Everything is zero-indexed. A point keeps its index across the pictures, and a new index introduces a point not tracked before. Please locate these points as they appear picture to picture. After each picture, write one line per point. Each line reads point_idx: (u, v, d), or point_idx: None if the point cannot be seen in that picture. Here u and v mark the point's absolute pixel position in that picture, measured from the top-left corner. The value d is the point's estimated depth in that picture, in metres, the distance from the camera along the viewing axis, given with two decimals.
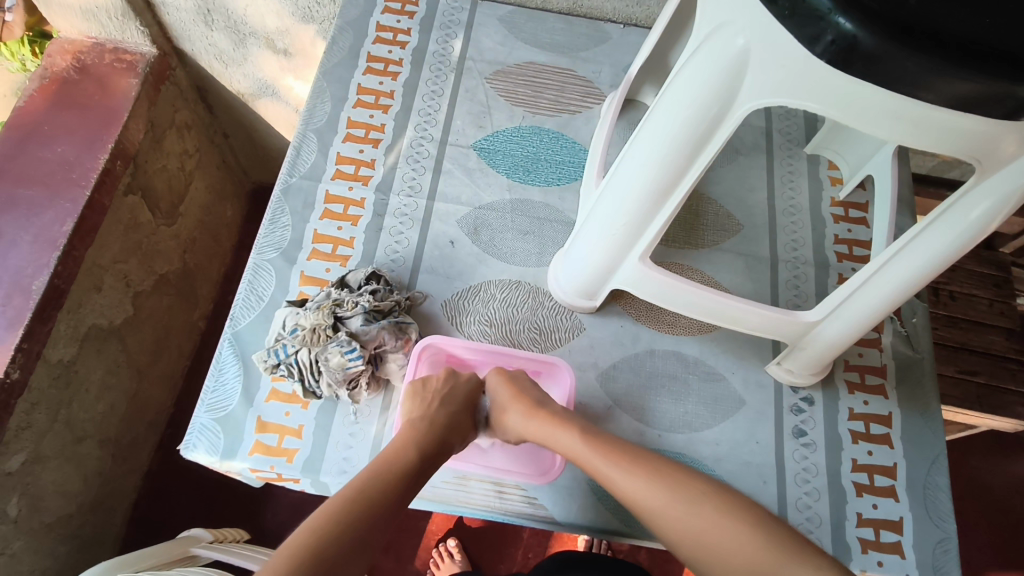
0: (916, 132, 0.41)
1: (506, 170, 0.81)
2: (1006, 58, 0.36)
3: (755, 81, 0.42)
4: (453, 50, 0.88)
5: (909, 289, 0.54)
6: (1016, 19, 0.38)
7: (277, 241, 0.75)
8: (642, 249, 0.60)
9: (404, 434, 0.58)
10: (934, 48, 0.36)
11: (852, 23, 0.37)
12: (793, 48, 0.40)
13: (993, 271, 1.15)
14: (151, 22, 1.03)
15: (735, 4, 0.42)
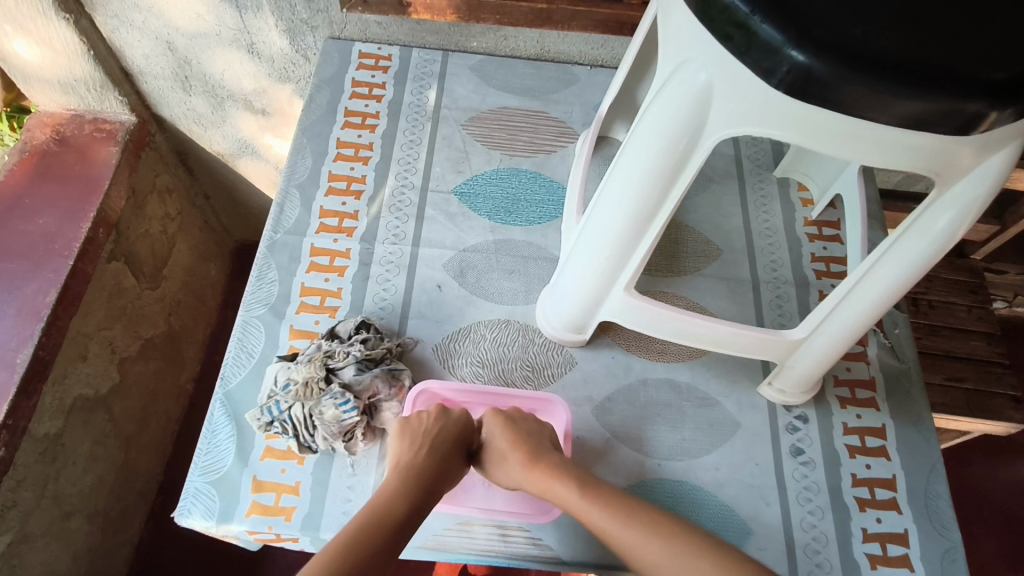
0: (876, 151, 0.43)
1: (487, 213, 0.83)
2: (951, 75, 0.38)
3: (721, 111, 0.44)
4: (427, 100, 0.91)
5: (889, 299, 0.55)
6: (970, 40, 0.39)
7: (265, 297, 0.75)
8: (627, 280, 0.61)
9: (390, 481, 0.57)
10: (883, 73, 0.38)
11: (803, 55, 0.39)
12: (751, 81, 0.42)
13: (967, 278, 1.18)
14: (130, 91, 1.07)
15: (694, 42, 0.44)
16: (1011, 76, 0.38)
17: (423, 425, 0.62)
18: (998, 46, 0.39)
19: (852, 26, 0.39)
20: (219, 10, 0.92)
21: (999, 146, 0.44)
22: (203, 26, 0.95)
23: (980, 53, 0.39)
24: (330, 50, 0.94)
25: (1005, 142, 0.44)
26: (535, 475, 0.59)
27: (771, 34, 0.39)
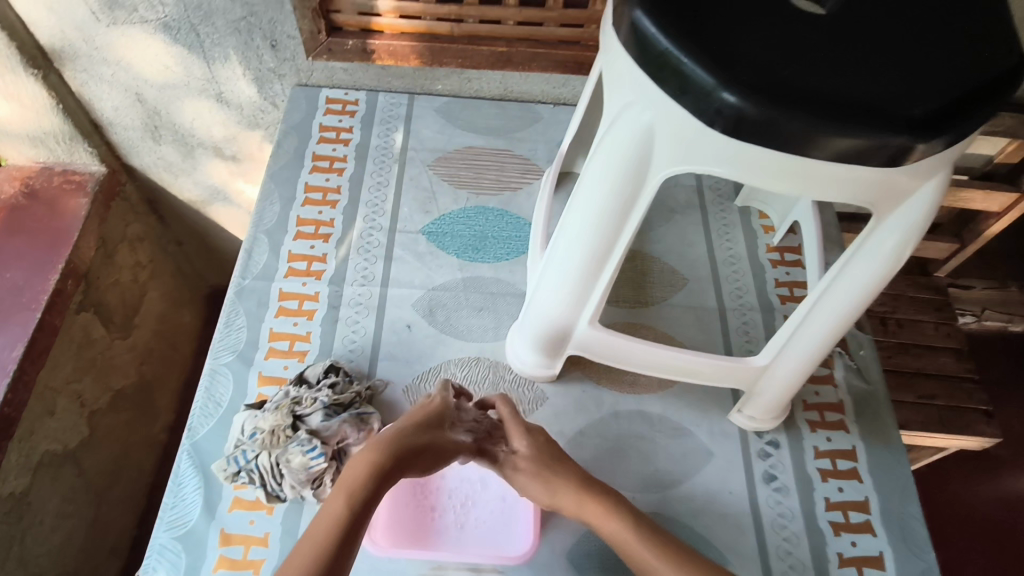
0: (814, 184, 0.45)
1: (456, 251, 0.83)
2: (874, 112, 0.39)
3: (664, 151, 0.46)
4: (394, 143, 0.92)
5: (844, 322, 0.57)
6: (888, 80, 0.41)
7: (233, 344, 0.75)
8: (592, 313, 0.62)
9: (343, 494, 0.48)
10: (812, 112, 0.39)
11: (734, 96, 0.40)
12: (691, 121, 0.43)
13: (933, 296, 1.21)
14: (100, 142, 1.08)
15: (636, 86, 0.45)
16: (930, 111, 0.40)
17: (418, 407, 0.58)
18: (914, 85, 0.41)
19: (779, 68, 0.40)
20: (186, 62, 0.93)
21: (928, 177, 0.46)
22: (171, 78, 0.97)
23: (898, 92, 0.40)
24: (297, 97, 0.95)
25: (934, 172, 0.46)
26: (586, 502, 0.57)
27: (703, 77, 0.41)
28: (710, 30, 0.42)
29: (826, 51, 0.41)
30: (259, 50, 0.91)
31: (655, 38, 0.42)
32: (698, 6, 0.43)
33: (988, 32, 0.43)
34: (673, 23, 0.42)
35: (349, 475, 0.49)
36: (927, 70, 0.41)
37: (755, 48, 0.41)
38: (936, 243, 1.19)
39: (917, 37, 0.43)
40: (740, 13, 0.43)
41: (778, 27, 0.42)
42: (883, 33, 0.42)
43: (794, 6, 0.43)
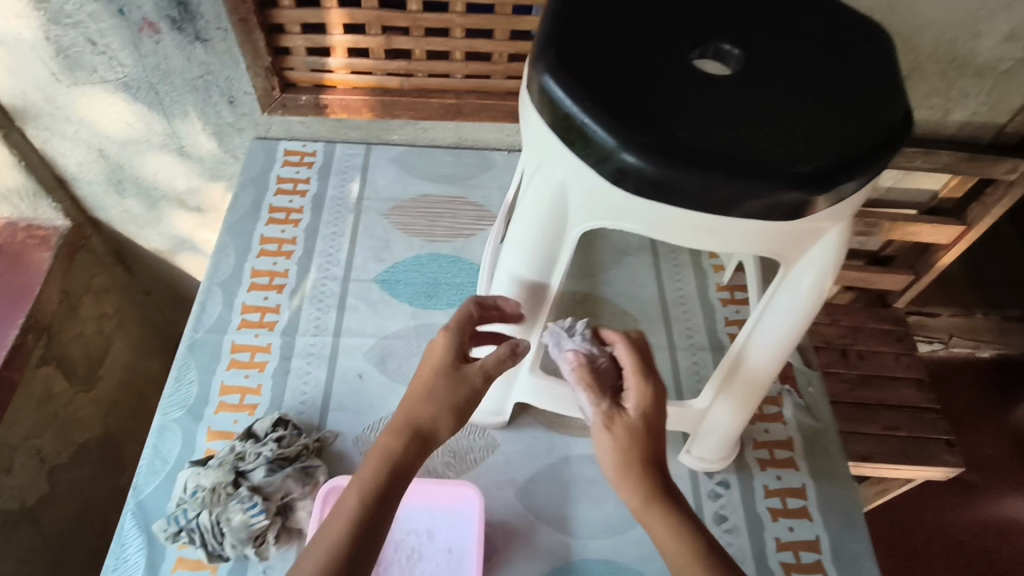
0: (723, 238, 0.46)
1: (408, 298, 0.84)
2: (768, 168, 0.41)
3: (577, 206, 0.48)
4: (350, 193, 0.94)
5: (773, 361, 0.58)
6: (780, 137, 0.42)
7: (183, 399, 0.75)
8: (530, 363, 0.66)
9: (354, 492, 0.46)
10: (707, 170, 0.40)
11: (635, 157, 0.41)
12: (598, 179, 0.45)
13: (893, 327, 1.25)
14: (65, 197, 1.08)
15: (547, 145, 0.47)
16: (820, 167, 0.41)
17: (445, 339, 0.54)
18: (805, 141, 0.42)
19: (676, 128, 0.41)
20: (147, 118, 0.94)
21: (836, 221, 0.47)
22: (132, 134, 0.97)
23: (793, 148, 0.41)
24: (255, 149, 0.97)
25: (839, 218, 0.47)
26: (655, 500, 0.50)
27: (604, 138, 0.41)
28: (612, 91, 0.43)
29: (723, 110, 0.43)
30: (217, 106, 0.92)
31: (559, 100, 0.43)
32: (600, 68, 0.44)
33: (874, 88, 0.45)
34: (576, 82, 0.43)
35: (363, 470, 0.48)
36: (817, 126, 0.43)
37: (654, 108, 0.42)
38: (891, 275, 1.21)
39: (811, 94, 0.44)
40: (641, 75, 0.44)
41: (677, 87, 0.43)
42: (774, 92, 0.44)
43: (693, 69, 0.45)
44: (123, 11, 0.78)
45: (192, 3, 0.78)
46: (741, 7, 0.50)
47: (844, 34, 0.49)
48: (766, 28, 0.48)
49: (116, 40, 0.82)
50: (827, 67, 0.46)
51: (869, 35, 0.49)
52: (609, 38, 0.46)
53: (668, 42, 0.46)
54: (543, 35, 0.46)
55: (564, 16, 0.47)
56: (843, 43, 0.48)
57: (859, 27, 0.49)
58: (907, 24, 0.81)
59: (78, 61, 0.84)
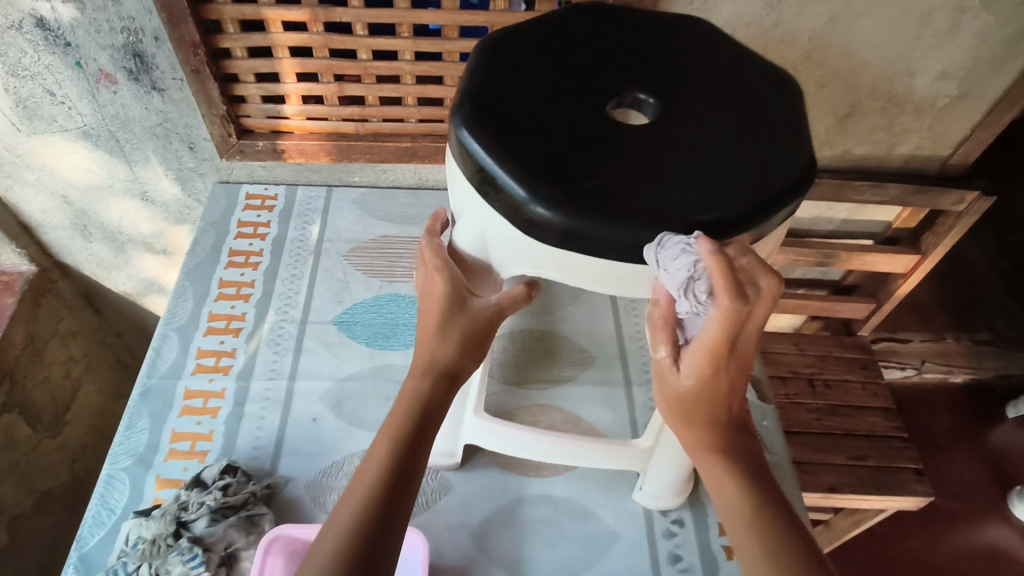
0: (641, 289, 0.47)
1: (366, 340, 0.84)
2: (673, 216, 0.42)
3: (501, 256, 0.49)
4: (310, 235, 0.95)
5: None
6: (686, 186, 0.43)
7: (133, 447, 0.74)
8: (474, 401, 0.68)
9: (387, 434, 0.47)
10: (612, 221, 0.41)
11: (544, 209, 0.42)
12: (513, 231, 0.46)
13: (859, 354, 1.28)
14: (30, 244, 1.08)
15: (468, 198, 0.48)
16: (723, 215, 0.42)
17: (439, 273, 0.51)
18: (710, 189, 0.43)
19: (583, 180, 0.43)
20: (109, 165, 0.95)
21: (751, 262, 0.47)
22: (95, 180, 0.97)
23: (698, 196, 0.43)
24: (217, 193, 0.98)
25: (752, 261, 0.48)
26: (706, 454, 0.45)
27: (515, 191, 0.43)
28: (525, 144, 0.44)
29: (632, 160, 0.44)
30: (178, 151, 0.93)
31: (474, 152, 0.44)
32: (515, 120, 0.45)
33: (779, 137, 0.47)
34: (490, 135, 0.44)
35: (393, 414, 0.49)
36: (722, 175, 0.44)
37: (565, 159, 0.44)
38: (854, 303, 1.23)
39: (719, 143, 0.46)
40: (554, 127, 0.45)
41: (589, 139, 0.45)
42: (683, 142, 0.45)
43: (606, 120, 0.46)
44: (79, 63, 0.80)
45: (148, 55, 0.79)
46: (659, 59, 0.52)
47: (757, 83, 0.51)
48: (680, 78, 0.50)
49: (74, 91, 0.83)
50: (737, 115, 0.48)
51: (776, 86, 0.51)
52: (526, 91, 0.47)
53: (584, 93, 0.48)
54: (463, 88, 0.48)
55: (485, 70, 0.48)
56: (755, 92, 0.50)
57: (772, 77, 0.51)
58: (844, 64, 0.84)
59: (37, 110, 0.86)
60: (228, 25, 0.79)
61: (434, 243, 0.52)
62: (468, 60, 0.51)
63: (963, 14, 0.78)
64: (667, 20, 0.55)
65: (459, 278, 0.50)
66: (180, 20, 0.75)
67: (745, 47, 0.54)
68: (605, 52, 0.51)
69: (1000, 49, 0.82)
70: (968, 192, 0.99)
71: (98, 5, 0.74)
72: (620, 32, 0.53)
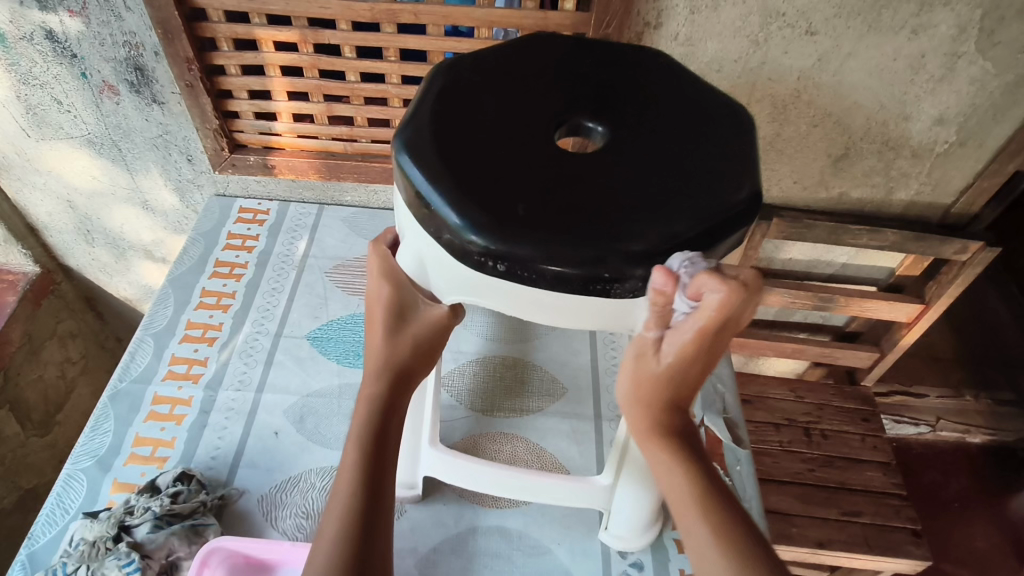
0: (554, 315, 0.45)
1: (337, 356, 0.84)
2: (607, 243, 0.41)
3: (444, 287, 0.48)
4: (296, 251, 0.96)
5: None
6: (621, 212, 0.43)
7: (95, 449, 0.74)
8: (429, 433, 0.68)
9: (354, 433, 0.47)
10: (543, 248, 0.41)
11: (476, 235, 0.41)
12: (452, 261, 0.45)
13: (860, 406, 1.23)
14: (36, 245, 1.12)
15: (411, 226, 0.48)
16: (658, 242, 0.41)
17: (377, 289, 0.51)
18: (647, 216, 0.42)
19: (517, 207, 0.42)
20: (111, 173, 0.98)
21: None
22: (98, 186, 1.01)
23: (634, 227, 0.42)
24: (212, 206, 1.00)
25: None
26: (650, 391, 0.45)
27: (449, 216, 0.42)
28: (462, 169, 0.44)
29: (569, 187, 0.44)
30: (177, 163, 0.96)
31: (413, 177, 0.44)
32: (458, 146, 0.45)
33: (721, 167, 0.46)
34: (429, 162, 0.44)
35: (356, 412, 0.49)
36: (660, 202, 0.43)
37: (501, 187, 0.43)
38: (856, 351, 1.18)
39: (658, 171, 0.45)
40: (495, 154, 0.45)
41: (530, 167, 0.44)
42: (621, 170, 0.45)
43: (550, 148, 0.46)
44: (84, 74, 0.83)
45: (148, 68, 0.83)
46: (612, 91, 0.52)
47: (707, 115, 0.51)
48: (631, 110, 0.50)
49: (78, 100, 0.87)
50: (683, 148, 0.47)
51: (720, 115, 0.51)
52: (472, 118, 0.47)
53: (529, 121, 0.48)
54: (410, 115, 0.48)
55: (429, 98, 0.49)
56: (705, 127, 0.50)
57: (724, 112, 0.51)
58: (835, 104, 0.82)
59: (45, 117, 0.90)
60: (222, 43, 0.81)
61: (378, 253, 0.52)
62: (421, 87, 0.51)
63: (958, 59, 0.76)
64: (623, 53, 0.56)
65: (405, 288, 0.50)
66: (175, 36, 0.78)
67: (701, 81, 0.54)
68: (557, 82, 0.52)
69: (1000, 96, 0.80)
70: (971, 241, 0.95)
71: (102, 20, 0.78)
72: (576, 64, 0.54)
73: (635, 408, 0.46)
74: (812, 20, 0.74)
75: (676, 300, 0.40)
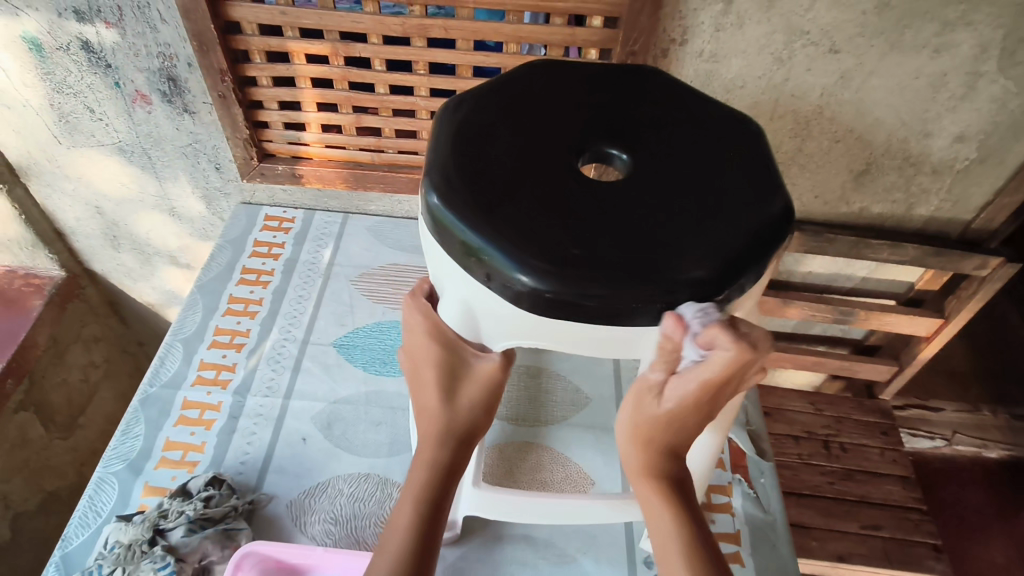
0: (595, 348, 0.44)
1: (363, 363, 0.85)
2: (662, 273, 0.41)
3: (490, 328, 0.47)
4: (322, 259, 0.97)
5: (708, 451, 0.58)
6: (668, 239, 0.43)
7: (126, 452, 0.76)
8: (472, 475, 0.65)
9: (410, 497, 0.48)
10: (602, 287, 0.40)
11: (533, 278, 0.41)
12: (506, 306, 0.43)
13: (879, 419, 1.23)
14: (63, 250, 1.13)
15: (449, 271, 0.46)
16: (710, 267, 0.42)
17: (425, 349, 0.48)
18: (693, 241, 0.43)
19: (568, 246, 0.42)
20: (140, 180, 1.00)
21: (746, 302, 0.46)
22: (127, 193, 1.02)
23: (688, 254, 0.42)
24: (238, 213, 1.01)
25: (743, 306, 0.46)
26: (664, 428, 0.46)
27: (502, 260, 0.41)
28: (504, 211, 0.43)
29: (614, 219, 0.43)
30: (205, 171, 0.98)
31: (455, 224, 0.43)
32: (493, 186, 0.45)
33: (747, 183, 0.48)
34: (469, 208, 0.43)
35: (413, 477, 0.49)
36: (702, 225, 0.44)
37: (547, 226, 0.42)
38: (875, 364, 1.18)
39: (691, 194, 0.46)
40: (531, 191, 0.44)
41: (569, 201, 0.44)
42: (658, 197, 0.45)
43: (583, 181, 0.46)
44: (118, 84, 0.85)
45: (181, 79, 0.84)
46: (625, 114, 0.52)
47: (721, 130, 0.52)
48: (650, 132, 0.51)
49: (112, 109, 0.89)
50: (708, 165, 0.48)
51: (731, 130, 0.52)
52: (499, 155, 0.47)
53: (556, 154, 0.47)
54: (430, 159, 0.47)
55: (449, 140, 0.48)
56: (722, 142, 0.51)
57: (735, 126, 0.53)
58: (859, 121, 0.83)
59: (77, 125, 0.91)
60: (255, 55, 0.83)
61: (416, 306, 0.50)
62: (433, 128, 0.50)
63: (980, 78, 0.77)
64: (624, 73, 0.56)
65: (456, 346, 0.48)
66: (210, 48, 0.80)
67: (705, 96, 0.55)
68: (570, 109, 0.52)
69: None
70: (992, 257, 0.95)
71: (137, 31, 0.79)
72: (586, 91, 0.54)
73: (633, 445, 0.47)
74: (837, 38, 0.74)
75: (686, 349, 0.42)
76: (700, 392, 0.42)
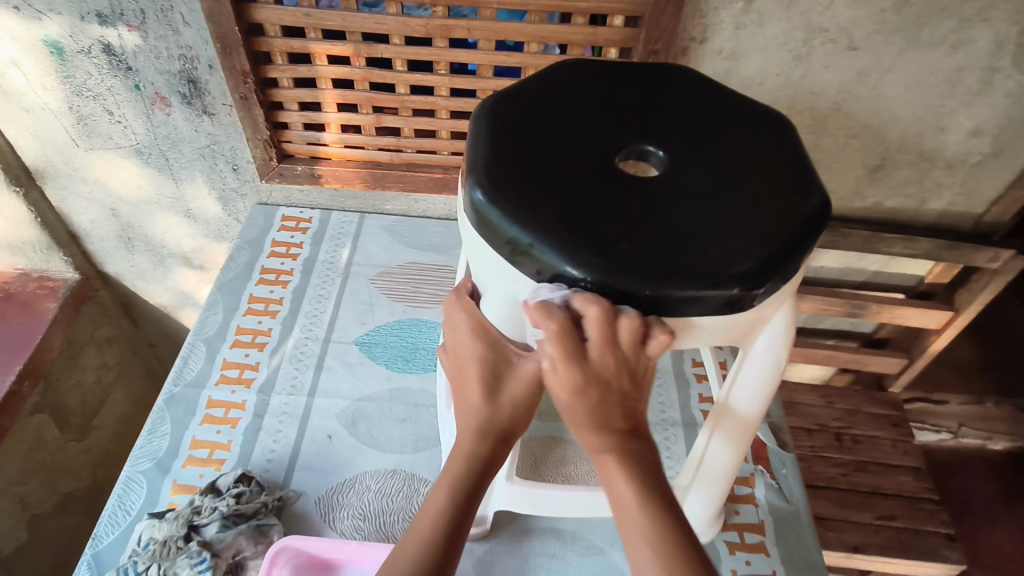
0: None
1: (385, 361, 0.86)
2: (708, 267, 0.42)
3: None
4: (340, 258, 0.98)
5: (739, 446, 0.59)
6: (711, 234, 0.44)
7: (153, 451, 0.76)
8: (506, 470, 0.65)
9: (445, 482, 0.47)
10: (652, 280, 0.41)
11: (584, 273, 0.42)
12: None
13: (889, 412, 1.25)
14: (77, 252, 1.14)
15: (494, 265, 0.47)
16: (754, 259, 0.43)
17: (469, 343, 0.49)
18: (735, 234, 0.44)
19: (617, 242, 0.42)
20: (157, 182, 1.00)
21: (784, 297, 0.47)
22: (143, 195, 1.03)
23: (731, 247, 0.43)
24: (255, 214, 1.02)
25: (781, 300, 0.48)
26: (593, 403, 0.42)
27: (552, 256, 0.42)
28: (550, 208, 0.44)
29: (658, 215, 0.44)
30: (222, 173, 0.98)
31: (502, 222, 0.44)
32: (538, 184, 0.45)
33: (781, 177, 0.49)
34: (516, 206, 0.44)
35: (451, 466, 0.48)
36: (742, 219, 0.45)
37: (594, 222, 0.43)
38: (885, 358, 1.20)
39: (728, 188, 0.47)
40: (575, 188, 0.45)
41: (612, 197, 0.45)
42: (697, 192, 0.46)
43: (624, 178, 0.47)
44: (138, 86, 0.86)
45: (201, 81, 0.85)
46: (657, 112, 0.53)
47: (749, 127, 0.53)
48: (682, 129, 0.52)
49: (131, 112, 0.89)
50: (741, 161, 0.50)
51: (760, 125, 0.53)
52: (539, 154, 0.48)
53: (595, 152, 0.48)
54: (472, 158, 0.48)
55: (490, 139, 0.48)
56: (752, 138, 0.52)
57: (764, 121, 0.54)
58: (873, 117, 0.84)
59: (95, 128, 0.92)
60: (277, 57, 0.84)
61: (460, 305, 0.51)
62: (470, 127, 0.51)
63: (994, 74, 0.78)
64: (651, 72, 0.57)
65: (501, 344, 0.49)
66: (233, 50, 0.81)
67: (733, 92, 0.57)
68: (602, 107, 0.53)
69: None
70: (1002, 250, 0.97)
71: (160, 34, 0.80)
72: (615, 89, 0.55)
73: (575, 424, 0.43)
74: (853, 36, 0.76)
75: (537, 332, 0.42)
76: (567, 367, 0.41)
